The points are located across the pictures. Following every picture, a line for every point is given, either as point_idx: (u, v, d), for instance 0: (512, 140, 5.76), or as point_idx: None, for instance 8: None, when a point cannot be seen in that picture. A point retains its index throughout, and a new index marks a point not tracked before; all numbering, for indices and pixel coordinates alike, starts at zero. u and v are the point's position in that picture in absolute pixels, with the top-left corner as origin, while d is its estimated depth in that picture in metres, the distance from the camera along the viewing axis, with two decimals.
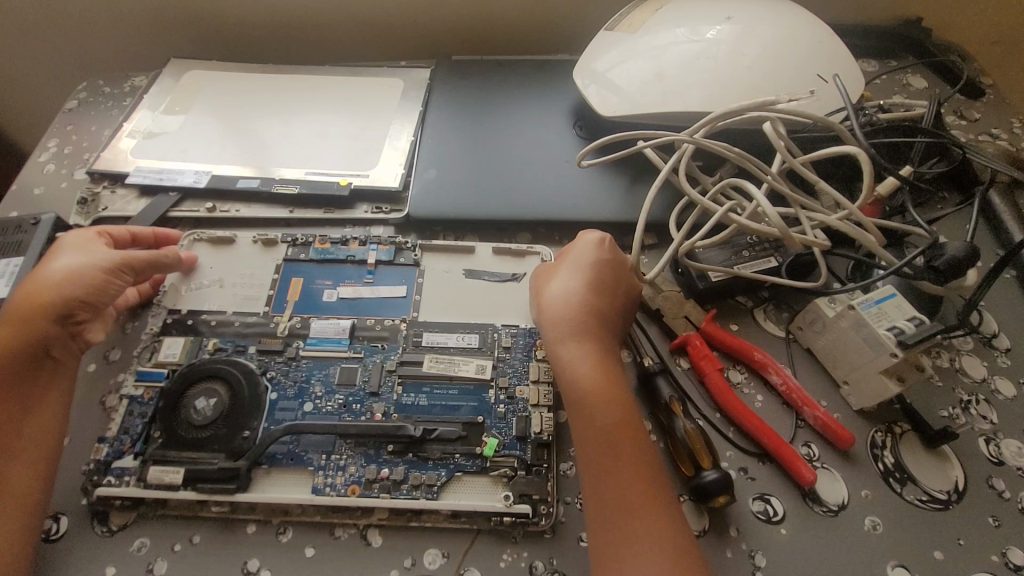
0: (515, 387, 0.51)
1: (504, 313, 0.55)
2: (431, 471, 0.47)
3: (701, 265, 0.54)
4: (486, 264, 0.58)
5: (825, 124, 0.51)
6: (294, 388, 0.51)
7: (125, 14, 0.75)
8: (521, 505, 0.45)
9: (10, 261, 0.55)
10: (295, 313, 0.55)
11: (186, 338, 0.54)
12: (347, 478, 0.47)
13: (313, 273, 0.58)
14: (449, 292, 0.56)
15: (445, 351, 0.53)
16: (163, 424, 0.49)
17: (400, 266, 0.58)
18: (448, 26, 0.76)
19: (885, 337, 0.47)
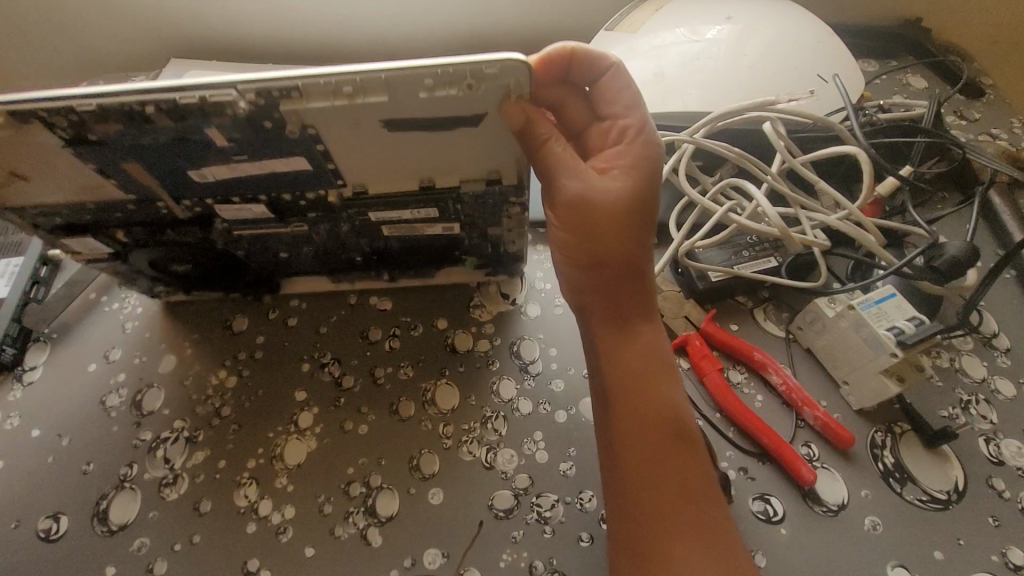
0: (485, 232, 0.53)
1: (461, 168, 0.44)
2: (418, 269, 0.59)
3: (701, 265, 0.55)
4: (414, 103, 0.37)
5: (825, 124, 0.52)
6: (257, 245, 0.53)
7: (124, 16, 0.75)
8: (501, 275, 0.61)
9: (10, 260, 0.60)
10: (182, 198, 0.46)
11: (91, 239, 0.50)
12: (354, 276, 0.59)
13: (144, 155, 0.40)
14: (372, 153, 0.41)
15: (399, 221, 0.50)
16: (164, 273, 0.56)
17: (269, 131, 0.39)
18: (448, 26, 0.76)
19: (885, 337, 0.47)
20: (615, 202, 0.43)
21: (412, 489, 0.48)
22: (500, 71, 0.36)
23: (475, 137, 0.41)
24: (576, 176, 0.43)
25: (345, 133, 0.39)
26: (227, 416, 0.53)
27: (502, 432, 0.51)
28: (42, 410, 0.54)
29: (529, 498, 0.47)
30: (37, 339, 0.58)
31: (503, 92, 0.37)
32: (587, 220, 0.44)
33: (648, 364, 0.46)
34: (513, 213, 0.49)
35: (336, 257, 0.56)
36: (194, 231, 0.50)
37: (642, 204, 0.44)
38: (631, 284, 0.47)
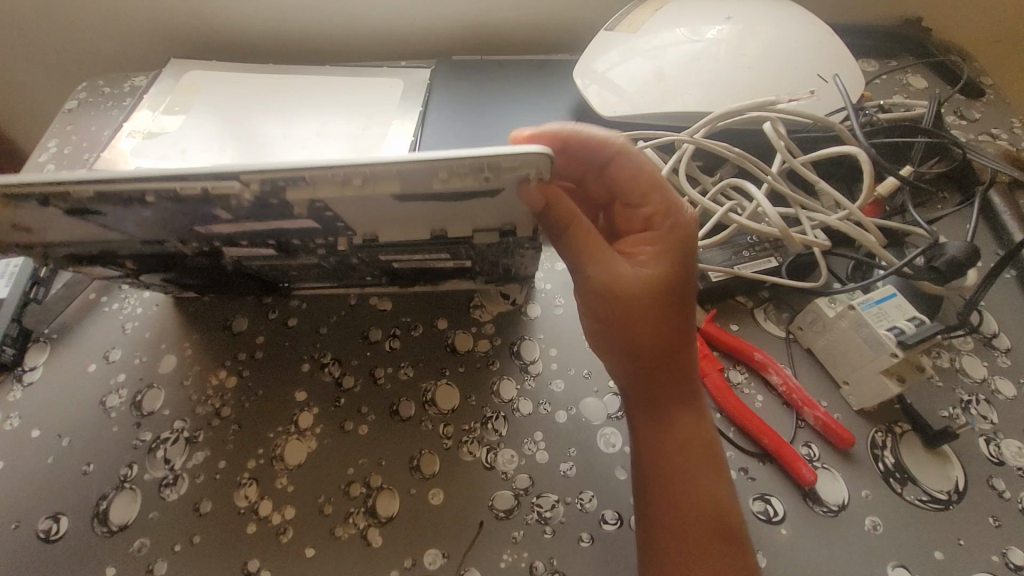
0: (497, 260, 0.52)
1: (476, 223, 0.43)
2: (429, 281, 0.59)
3: (701, 265, 0.55)
4: (428, 186, 0.36)
5: (825, 124, 0.52)
6: (265, 270, 0.53)
7: (125, 16, 0.75)
8: (511, 287, 0.60)
9: (10, 260, 0.59)
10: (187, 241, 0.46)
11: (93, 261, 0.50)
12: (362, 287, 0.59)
13: (146, 216, 0.40)
14: (386, 215, 0.41)
15: (410, 257, 0.50)
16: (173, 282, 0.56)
17: (274, 207, 0.39)
18: (448, 26, 0.76)
19: (885, 337, 0.47)
20: (644, 286, 0.42)
21: (412, 490, 0.48)
22: (519, 162, 0.35)
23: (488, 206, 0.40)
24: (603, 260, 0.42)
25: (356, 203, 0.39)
26: (227, 417, 0.53)
27: (502, 432, 0.51)
28: (42, 410, 0.54)
29: (529, 498, 0.47)
30: (36, 339, 0.58)
31: (521, 179, 0.36)
32: (616, 305, 0.43)
33: (689, 451, 0.44)
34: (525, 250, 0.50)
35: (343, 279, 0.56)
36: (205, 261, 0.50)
37: (674, 284, 0.43)
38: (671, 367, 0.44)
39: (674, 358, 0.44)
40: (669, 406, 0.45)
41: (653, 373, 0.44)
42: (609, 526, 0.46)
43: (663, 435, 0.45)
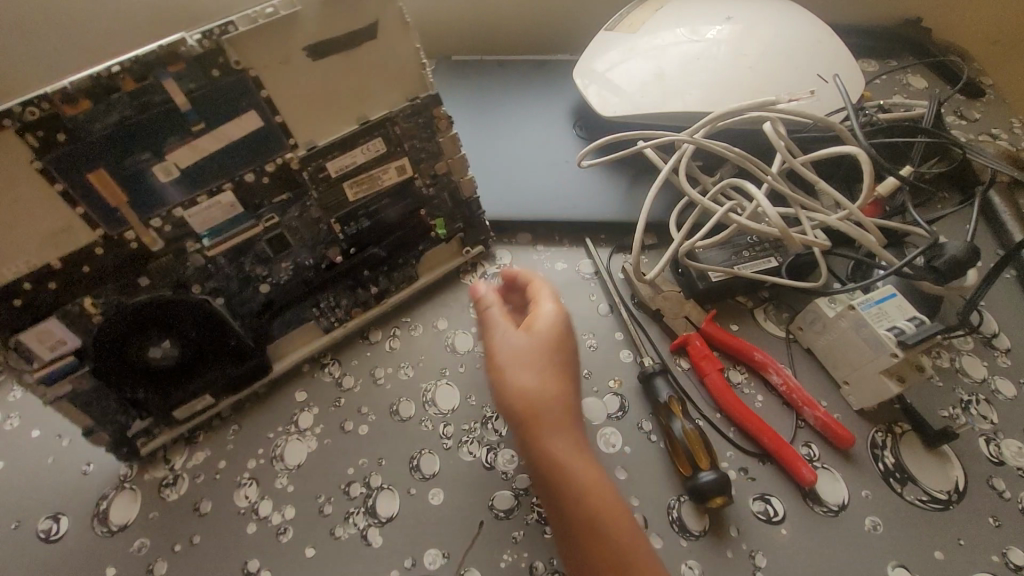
0: (431, 166, 0.53)
1: (385, 93, 0.46)
2: (403, 268, 0.57)
3: (701, 265, 0.54)
4: (324, 17, 0.41)
5: (825, 124, 0.51)
6: (237, 283, 0.49)
7: None
8: (476, 249, 0.61)
9: None
10: (151, 217, 0.42)
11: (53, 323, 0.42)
12: (347, 306, 0.56)
13: (115, 156, 0.39)
14: (309, 96, 0.43)
15: (357, 169, 0.49)
16: (135, 379, 0.47)
17: (220, 86, 0.40)
18: (448, 27, 0.77)
19: (885, 337, 0.47)
20: (539, 346, 0.45)
21: (412, 489, 0.48)
22: None
23: (394, 70, 0.46)
24: (513, 364, 0.44)
25: (288, 86, 0.42)
26: (227, 417, 0.53)
27: (502, 432, 0.51)
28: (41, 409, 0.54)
29: (529, 498, 0.47)
30: None
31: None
32: (525, 362, 0.44)
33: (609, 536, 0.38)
34: (443, 126, 0.50)
35: (329, 271, 0.52)
36: (167, 346, 0.47)
37: (564, 339, 0.46)
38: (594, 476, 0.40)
39: (565, 418, 0.42)
40: (575, 473, 0.40)
41: (559, 435, 0.41)
42: None
43: (581, 504, 0.39)
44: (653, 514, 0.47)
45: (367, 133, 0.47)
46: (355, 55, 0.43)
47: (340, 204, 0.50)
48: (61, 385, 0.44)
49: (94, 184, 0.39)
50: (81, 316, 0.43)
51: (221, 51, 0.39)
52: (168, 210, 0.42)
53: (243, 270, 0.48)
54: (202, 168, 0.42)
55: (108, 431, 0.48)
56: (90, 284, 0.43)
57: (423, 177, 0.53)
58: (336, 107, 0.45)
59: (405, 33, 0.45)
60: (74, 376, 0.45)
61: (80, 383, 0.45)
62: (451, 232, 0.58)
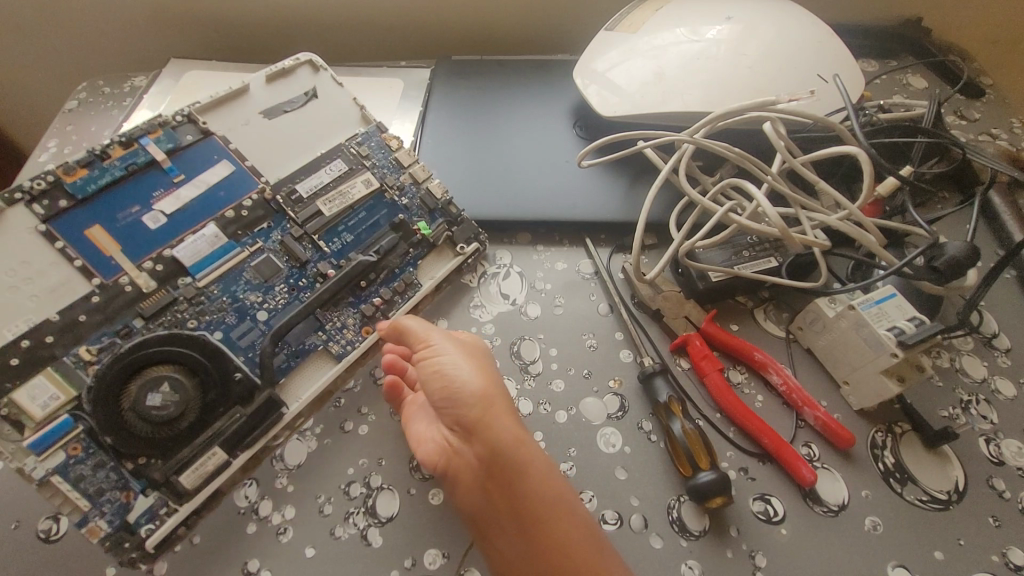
0: (395, 179, 0.58)
1: (328, 133, 0.58)
2: (397, 273, 0.56)
3: (702, 265, 0.54)
4: (269, 93, 0.56)
5: (825, 124, 0.51)
6: (234, 314, 0.50)
7: (123, 17, 0.76)
8: (471, 246, 0.59)
9: None
10: (143, 260, 0.48)
11: (47, 375, 0.43)
12: (353, 328, 0.54)
13: (109, 213, 0.48)
14: (265, 142, 0.55)
15: (326, 189, 0.55)
16: (135, 440, 0.44)
17: (191, 147, 0.52)
18: (447, 27, 0.77)
19: (885, 337, 0.47)
20: (471, 350, 0.49)
21: (412, 490, 0.48)
22: (296, 65, 0.58)
23: (337, 115, 0.58)
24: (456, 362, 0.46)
25: (246, 135, 0.54)
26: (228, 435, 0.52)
27: None
28: None
29: None
30: None
31: (315, 77, 0.59)
32: (466, 361, 0.47)
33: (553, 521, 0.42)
34: (393, 146, 0.59)
35: (322, 285, 0.52)
36: (166, 391, 0.44)
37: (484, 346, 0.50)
38: (548, 482, 0.43)
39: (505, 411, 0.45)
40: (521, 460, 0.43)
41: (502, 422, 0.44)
42: (609, 526, 0.46)
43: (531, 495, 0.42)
44: (653, 514, 0.47)
45: (333, 158, 0.56)
46: (299, 112, 0.57)
47: (315, 216, 0.54)
48: (53, 454, 0.42)
49: (91, 237, 0.47)
50: (75, 365, 0.44)
51: (192, 121, 0.52)
52: (158, 251, 0.48)
53: (239, 299, 0.51)
54: (184, 211, 0.50)
55: (106, 515, 0.43)
56: (87, 331, 0.45)
57: (392, 191, 0.58)
58: (290, 147, 0.55)
59: (336, 89, 0.59)
60: (67, 442, 0.42)
61: (76, 450, 0.43)
62: (438, 234, 0.58)
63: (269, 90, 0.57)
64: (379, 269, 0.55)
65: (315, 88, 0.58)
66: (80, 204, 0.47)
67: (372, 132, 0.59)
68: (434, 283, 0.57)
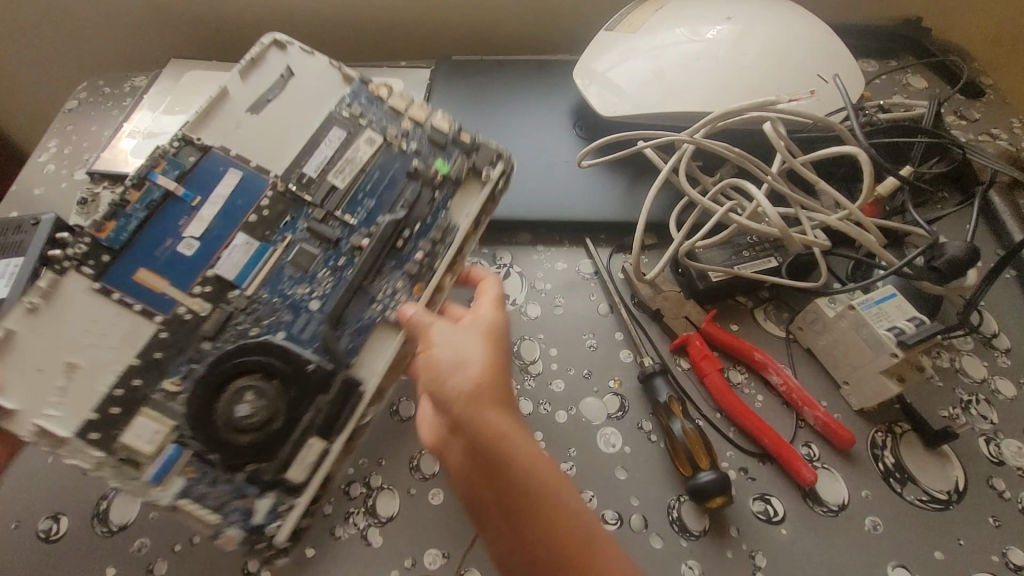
0: (393, 129, 0.51)
1: (320, 110, 0.50)
2: (429, 222, 0.49)
3: (701, 265, 0.54)
4: (244, 87, 0.49)
5: (825, 124, 0.51)
6: (289, 310, 0.46)
7: (122, 17, 0.76)
8: (495, 171, 0.50)
9: (9, 260, 0.59)
10: (193, 289, 0.45)
11: (138, 417, 0.42)
12: (402, 290, 0.47)
13: (144, 254, 0.45)
14: (261, 140, 0.49)
15: (335, 161, 0.49)
16: (234, 448, 0.42)
17: (195, 166, 0.47)
18: (447, 27, 0.77)
19: (885, 337, 0.47)
20: (480, 327, 0.45)
21: (412, 490, 0.48)
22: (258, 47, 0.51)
23: (322, 88, 0.51)
24: (451, 343, 0.43)
25: (240, 141, 0.48)
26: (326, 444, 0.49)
27: None
28: None
29: None
30: None
31: (283, 53, 0.51)
32: (464, 341, 0.43)
33: (541, 510, 0.38)
34: (384, 95, 0.52)
35: (361, 257, 0.47)
36: (251, 396, 0.43)
37: (501, 328, 0.46)
38: (543, 472, 0.39)
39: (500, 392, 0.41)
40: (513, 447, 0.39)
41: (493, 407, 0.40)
42: (609, 526, 0.46)
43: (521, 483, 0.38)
44: (653, 514, 0.47)
45: (330, 126, 0.50)
46: (284, 98, 0.50)
47: (331, 193, 0.49)
48: (171, 481, 0.41)
49: (140, 281, 0.44)
50: (165, 400, 0.43)
51: (188, 139, 0.48)
52: (207, 272, 0.45)
53: (288, 296, 0.46)
54: (213, 232, 0.46)
55: (235, 524, 0.41)
56: (166, 364, 0.43)
57: (399, 142, 0.51)
58: (289, 137, 0.49)
59: (310, 58, 0.51)
60: (180, 468, 0.42)
61: (190, 473, 0.42)
62: (460, 169, 0.50)
63: (242, 83, 0.49)
64: (411, 224, 0.49)
65: (288, 66, 0.51)
66: (118, 255, 0.44)
67: (358, 89, 0.51)
68: (472, 223, 0.50)
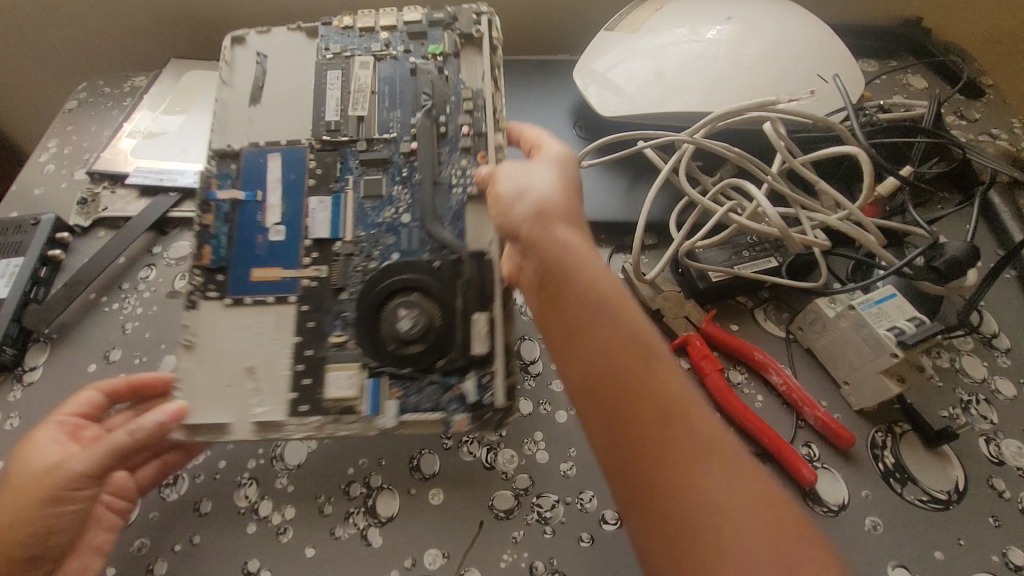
0: (381, 51, 0.56)
1: (308, 69, 0.55)
2: (454, 103, 0.53)
3: (702, 265, 0.54)
4: (235, 89, 0.54)
5: (825, 124, 0.51)
6: (388, 226, 0.50)
7: (123, 17, 0.76)
8: (482, 25, 0.55)
9: (10, 261, 0.60)
10: (305, 261, 0.49)
11: (333, 370, 0.46)
12: (461, 164, 0.51)
13: (249, 256, 0.49)
14: (284, 117, 0.53)
15: (348, 94, 0.54)
16: (411, 354, 0.46)
17: (245, 172, 0.51)
18: None
19: (885, 337, 0.47)
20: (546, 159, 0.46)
21: (412, 490, 0.48)
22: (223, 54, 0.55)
23: (296, 56, 0.56)
24: (516, 173, 0.44)
25: (271, 129, 0.53)
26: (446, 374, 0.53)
27: (502, 432, 0.51)
28: (41, 410, 0.55)
29: (529, 498, 0.48)
30: (36, 338, 0.58)
31: (243, 48, 0.55)
32: (529, 170, 0.44)
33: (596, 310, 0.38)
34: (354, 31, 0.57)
35: (419, 158, 0.51)
36: (403, 310, 0.46)
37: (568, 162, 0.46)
38: (602, 281, 0.39)
39: (565, 214, 0.42)
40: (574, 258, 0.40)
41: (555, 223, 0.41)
42: (609, 526, 0.46)
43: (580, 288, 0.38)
44: None
45: (327, 70, 0.55)
46: (275, 76, 0.55)
47: (360, 124, 0.53)
48: (387, 407, 0.45)
49: (261, 279, 0.49)
50: (338, 350, 0.47)
51: (226, 152, 0.52)
52: (309, 238, 0.50)
53: (380, 222, 0.50)
54: (290, 211, 0.51)
55: (458, 408, 0.45)
56: (322, 322, 0.48)
57: (388, 53, 0.55)
58: (301, 106, 0.54)
59: (269, 37, 0.56)
60: (387, 393, 0.45)
61: (397, 393, 0.46)
62: (452, 43, 0.55)
63: (228, 86, 0.54)
64: (443, 109, 0.53)
65: (258, 53, 0.55)
66: (229, 266, 0.49)
67: (329, 33, 0.56)
68: (492, 81, 0.53)
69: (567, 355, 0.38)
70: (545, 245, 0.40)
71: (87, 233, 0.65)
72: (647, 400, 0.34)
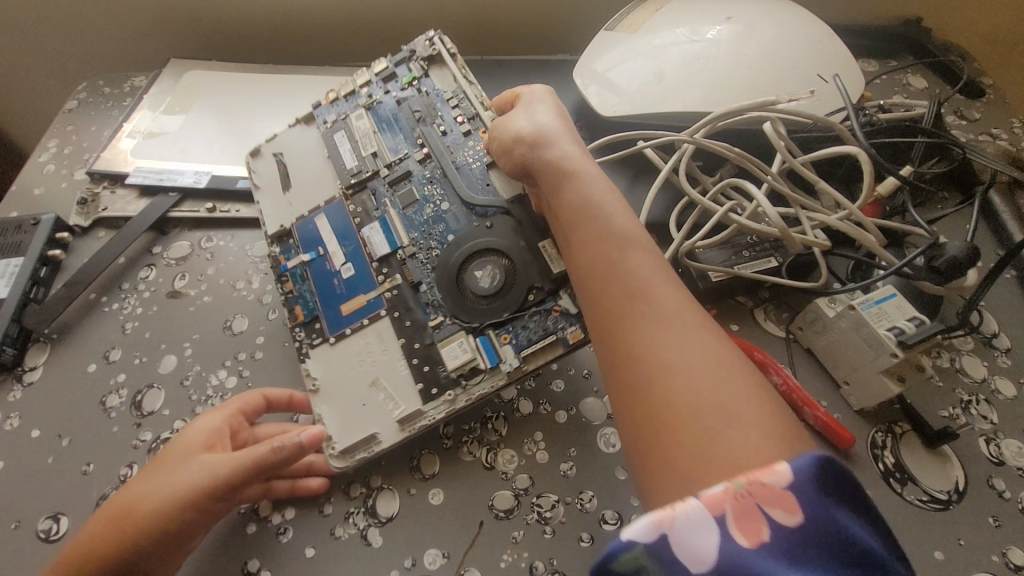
0: (368, 101, 0.62)
1: (317, 147, 0.62)
2: (442, 108, 0.58)
3: (702, 265, 0.54)
4: (266, 188, 0.61)
5: (825, 124, 0.51)
6: (433, 218, 0.55)
7: (123, 18, 0.76)
8: (435, 41, 0.61)
9: (9, 261, 0.60)
10: (379, 281, 0.54)
11: (444, 347, 0.49)
12: (468, 147, 0.56)
13: (331, 298, 0.55)
14: (315, 188, 0.60)
15: (355, 142, 0.60)
16: (502, 299, 0.50)
17: (303, 242, 0.58)
18: (448, 27, 0.77)
19: (885, 337, 0.47)
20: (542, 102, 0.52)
21: (412, 490, 0.48)
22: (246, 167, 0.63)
23: (302, 141, 0.63)
24: (518, 116, 0.51)
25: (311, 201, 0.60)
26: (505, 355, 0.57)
27: (502, 432, 0.51)
28: (41, 410, 0.55)
29: (529, 498, 0.48)
30: (36, 339, 0.59)
31: (258, 155, 0.63)
32: (528, 111, 0.51)
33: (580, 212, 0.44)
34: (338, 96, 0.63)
35: (434, 159, 0.56)
36: (480, 269, 0.51)
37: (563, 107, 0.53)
38: (586, 189, 0.45)
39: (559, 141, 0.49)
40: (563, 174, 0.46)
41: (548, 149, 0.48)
42: (609, 526, 0.46)
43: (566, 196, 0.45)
44: None
45: (332, 135, 0.61)
46: (294, 163, 0.62)
47: (375, 158, 0.58)
48: (504, 351, 0.49)
49: (349, 311, 0.54)
50: (438, 329, 0.51)
51: (286, 234, 0.60)
52: (374, 259, 0.55)
53: (423, 219, 0.55)
54: (349, 250, 0.56)
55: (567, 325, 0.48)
56: (415, 316, 0.52)
57: (372, 101, 0.62)
58: (324, 173, 0.61)
59: (275, 136, 0.64)
60: (499, 340, 0.49)
61: (507, 337, 0.49)
62: (419, 67, 0.61)
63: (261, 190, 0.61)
64: (435, 117, 0.58)
65: (272, 152, 0.63)
66: (318, 314, 0.55)
67: (317, 110, 0.64)
68: (465, 79, 0.59)
69: (571, 257, 0.44)
70: (555, 170, 0.46)
71: (88, 233, 0.65)
72: (622, 285, 0.40)
